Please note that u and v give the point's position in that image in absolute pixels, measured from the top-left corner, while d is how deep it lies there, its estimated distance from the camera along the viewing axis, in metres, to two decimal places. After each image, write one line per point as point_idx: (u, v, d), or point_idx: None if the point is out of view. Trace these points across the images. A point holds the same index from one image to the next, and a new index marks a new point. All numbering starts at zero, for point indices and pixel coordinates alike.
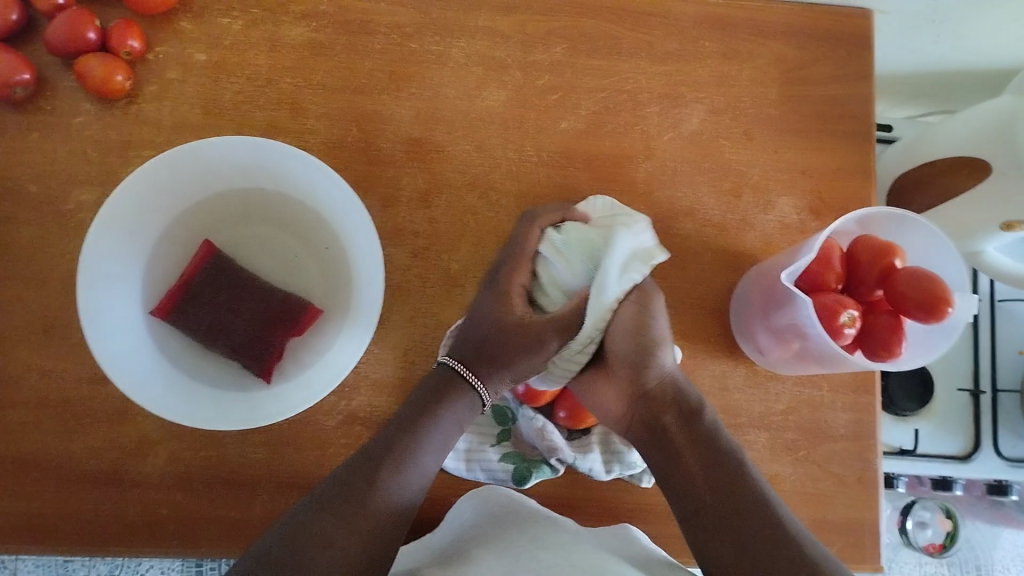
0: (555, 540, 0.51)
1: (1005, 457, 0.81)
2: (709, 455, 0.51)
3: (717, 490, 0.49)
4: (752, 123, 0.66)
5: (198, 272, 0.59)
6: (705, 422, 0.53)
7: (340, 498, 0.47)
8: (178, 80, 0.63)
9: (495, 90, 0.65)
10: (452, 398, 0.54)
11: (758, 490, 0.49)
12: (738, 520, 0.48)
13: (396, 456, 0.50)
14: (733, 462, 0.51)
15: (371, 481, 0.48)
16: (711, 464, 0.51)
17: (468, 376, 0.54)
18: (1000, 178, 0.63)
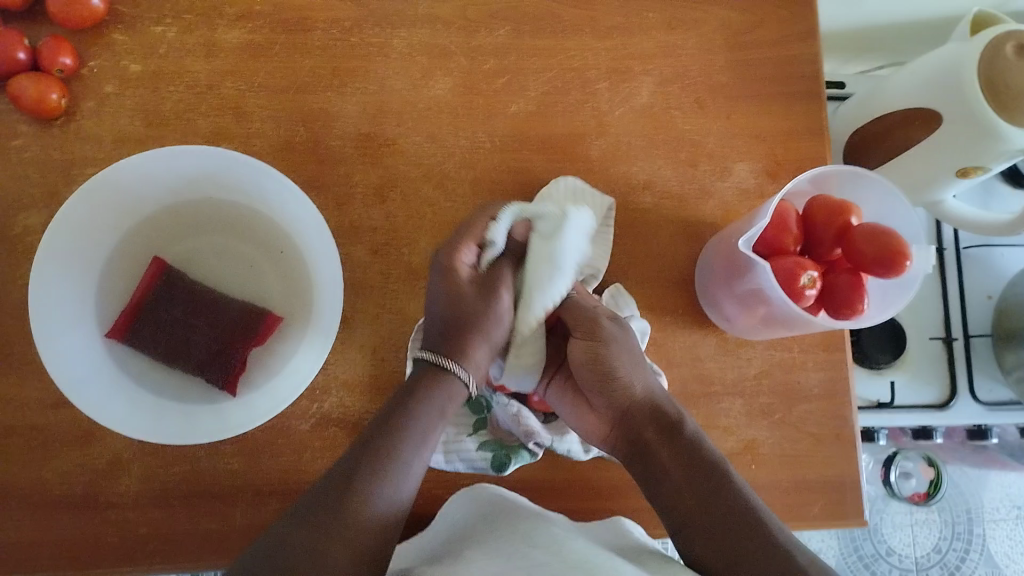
0: (545, 536, 0.49)
1: (982, 401, 0.82)
2: (695, 465, 0.52)
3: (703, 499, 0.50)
4: (702, 90, 0.66)
5: (151, 290, 0.58)
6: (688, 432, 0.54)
7: (349, 503, 0.45)
8: (117, 93, 0.62)
9: (441, 77, 0.64)
10: (435, 386, 0.52)
11: (742, 495, 0.50)
12: (728, 526, 0.49)
13: (398, 459, 0.48)
14: (719, 471, 0.52)
15: (377, 487, 0.46)
16: (697, 475, 0.52)
17: (445, 364, 0.53)
18: (951, 126, 0.63)
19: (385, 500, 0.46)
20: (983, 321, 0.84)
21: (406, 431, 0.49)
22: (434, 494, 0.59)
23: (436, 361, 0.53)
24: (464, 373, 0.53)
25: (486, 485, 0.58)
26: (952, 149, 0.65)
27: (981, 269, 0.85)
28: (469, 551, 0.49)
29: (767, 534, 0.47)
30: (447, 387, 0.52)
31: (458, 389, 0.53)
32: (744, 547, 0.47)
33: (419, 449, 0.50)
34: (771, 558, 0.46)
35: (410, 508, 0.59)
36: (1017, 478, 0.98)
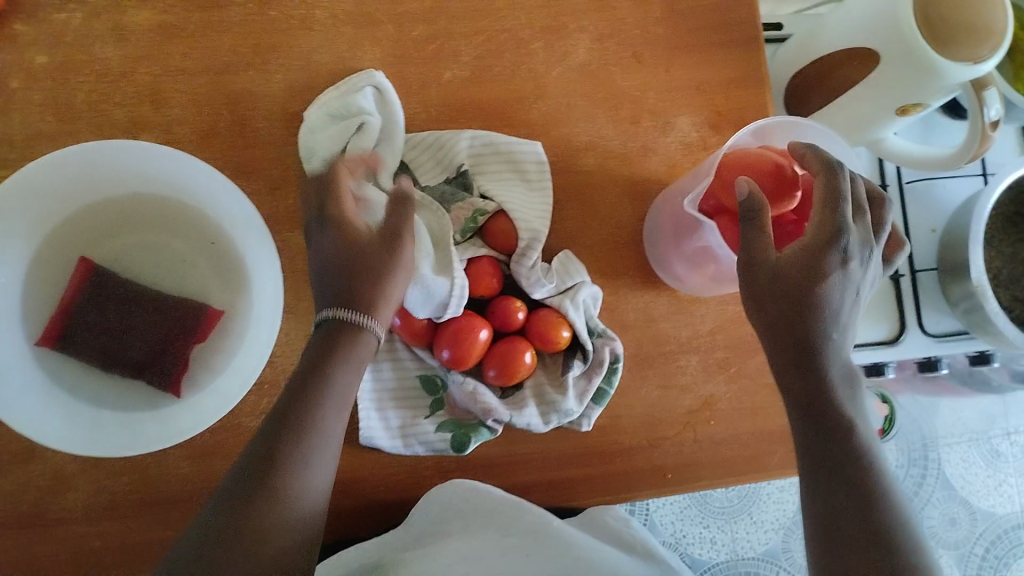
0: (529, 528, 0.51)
1: (930, 333, 0.84)
2: (841, 418, 0.43)
3: (835, 456, 0.42)
4: (639, 44, 0.64)
5: (79, 294, 0.55)
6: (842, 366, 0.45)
7: (239, 515, 0.40)
8: (23, 87, 0.58)
9: (369, 49, 0.62)
10: (346, 339, 0.47)
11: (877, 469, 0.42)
12: (846, 499, 0.41)
13: (300, 438, 0.43)
14: (852, 442, 0.43)
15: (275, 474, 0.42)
16: (835, 433, 0.43)
17: (358, 319, 0.48)
18: (889, 66, 0.63)
19: (289, 485, 0.42)
20: (930, 255, 0.85)
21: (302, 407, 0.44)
22: (397, 477, 0.58)
23: (340, 314, 0.48)
24: (364, 320, 0.48)
25: (454, 482, 0.56)
26: (891, 88, 0.65)
27: (925, 203, 0.86)
28: (451, 553, 0.49)
29: (883, 517, 0.40)
30: (346, 348, 0.47)
31: (366, 343, 0.48)
32: (854, 531, 0.40)
33: (324, 418, 0.45)
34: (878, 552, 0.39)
35: (373, 494, 0.58)
36: (968, 402, 1.01)
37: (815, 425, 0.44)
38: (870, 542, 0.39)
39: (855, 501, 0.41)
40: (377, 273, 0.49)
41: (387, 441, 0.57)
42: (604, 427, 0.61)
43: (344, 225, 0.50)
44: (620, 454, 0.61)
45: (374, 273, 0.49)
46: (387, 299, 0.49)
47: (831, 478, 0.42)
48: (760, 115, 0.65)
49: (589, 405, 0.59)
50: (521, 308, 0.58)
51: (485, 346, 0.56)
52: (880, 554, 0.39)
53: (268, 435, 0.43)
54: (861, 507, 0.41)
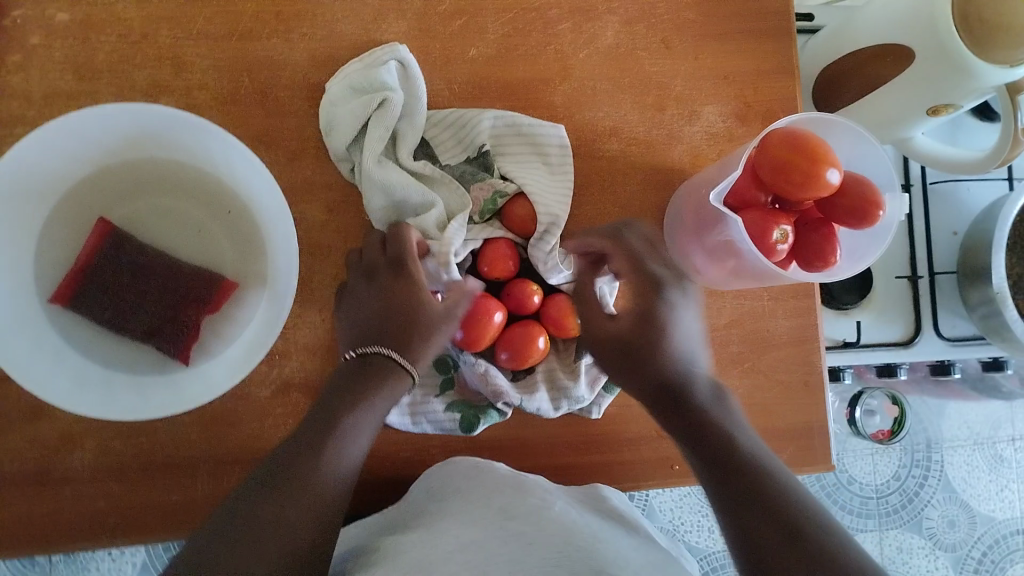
0: (522, 508, 0.48)
1: (945, 337, 0.82)
2: (723, 440, 0.45)
3: (730, 471, 0.43)
4: (668, 29, 0.63)
5: (96, 253, 0.54)
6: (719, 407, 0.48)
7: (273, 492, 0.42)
8: (43, 44, 0.57)
9: (393, 21, 0.60)
10: (383, 373, 0.51)
11: (766, 468, 0.43)
12: (753, 504, 0.40)
13: (340, 430, 0.47)
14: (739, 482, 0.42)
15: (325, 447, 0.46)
16: (727, 450, 0.44)
17: (399, 360, 0.52)
18: (924, 64, 0.61)
19: (337, 457, 0.46)
20: (949, 258, 0.84)
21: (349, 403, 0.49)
22: (403, 455, 0.58)
23: (379, 353, 0.52)
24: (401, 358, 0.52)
25: (457, 460, 0.56)
26: (922, 88, 0.63)
27: (948, 205, 0.84)
28: (442, 520, 0.48)
29: (785, 508, 0.39)
30: (387, 376, 0.51)
31: (405, 379, 0.52)
32: (764, 525, 0.39)
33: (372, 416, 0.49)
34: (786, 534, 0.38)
35: (379, 470, 0.58)
36: (976, 407, 1.01)
37: (703, 458, 0.45)
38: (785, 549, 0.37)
39: (754, 496, 0.41)
40: (412, 318, 0.53)
41: (396, 418, 0.57)
42: (613, 416, 0.60)
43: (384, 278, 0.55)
44: (627, 444, 0.60)
45: (410, 318, 0.53)
46: (428, 340, 0.53)
47: (727, 493, 0.42)
48: (787, 108, 0.64)
49: (599, 393, 0.59)
50: (536, 292, 0.58)
51: (498, 329, 0.56)
52: (792, 534, 0.38)
53: (315, 421, 0.48)
54: (760, 501, 0.40)
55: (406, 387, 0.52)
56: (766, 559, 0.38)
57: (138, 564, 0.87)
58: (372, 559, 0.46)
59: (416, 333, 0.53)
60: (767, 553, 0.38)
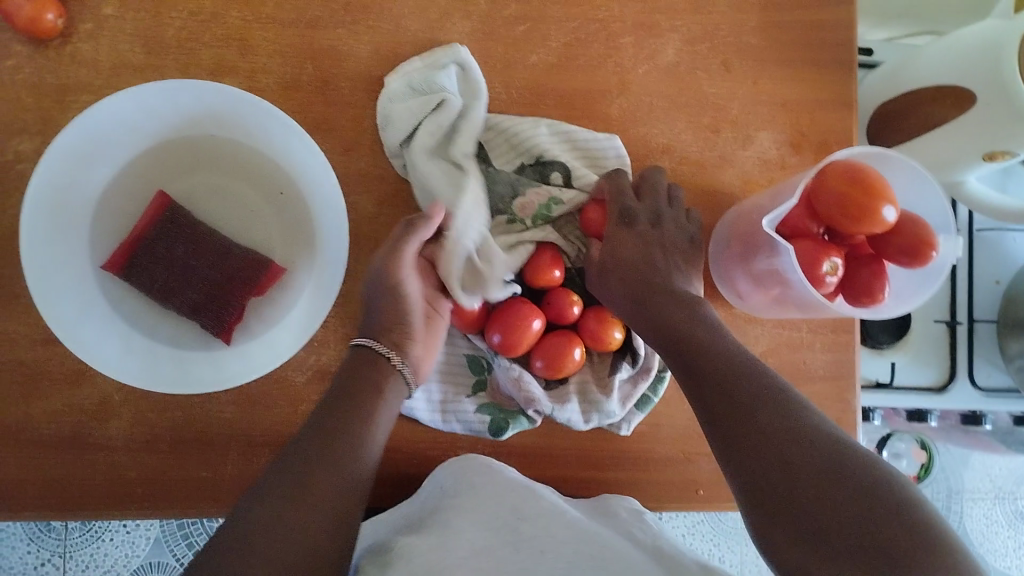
0: (532, 509, 0.49)
1: (979, 387, 0.81)
2: (739, 390, 0.42)
3: (747, 425, 0.40)
4: (730, 52, 0.63)
5: (151, 226, 0.55)
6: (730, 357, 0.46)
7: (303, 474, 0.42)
8: (116, 16, 0.58)
9: (458, 21, 0.61)
10: (375, 367, 0.52)
11: (752, 375, 0.43)
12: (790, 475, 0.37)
13: (358, 411, 0.48)
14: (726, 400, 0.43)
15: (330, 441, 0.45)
16: (737, 407, 0.41)
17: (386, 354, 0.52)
18: (985, 109, 0.60)
19: (354, 445, 0.45)
20: (990, 307, 0.83)
21: (351, 396, 0.48)
22: (430, 452, 0.58)
23: (364, 346, 0.53)
24: (383, 348, 0.52)
25: (472, 457, 0.56)
26: (982, 132, 0.63)
27: (994, 252, 0.83)
28: (452, 517, 0.49)
29: (761, 412, 0.40)
30: (376, 369, 0.51)
31: (388, 366, 0.52)
32: (819, 495, 0.36)
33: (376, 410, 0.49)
34: (845, 497, 0.35)
35: (405, 466, 0.58)
36: (1000, 459, 0.99)
37: (719, 420, 0.42)
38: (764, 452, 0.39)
39: (755, 427, 0.40)
40: (395, 311, 0.54)
41: (425, 415, 0.57)
42: (642, 433, 0.60)
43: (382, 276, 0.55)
44: (653, 462, 0.60)
45: (391, 307, 0.54)
46: (399, 333, 0.54)
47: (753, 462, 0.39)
48: (844, 141, 0.64)
49: (631, 410, 0.59)
50: (577, 301, 0.57)
51: (537, 335, 0.56)
52: (837, 475, 0.36)
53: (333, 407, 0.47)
54: (800, 459, 0.37)
55: (391, 373, 0.52)
56: (788, 495, 0.36)
57: (151, 539, 0.88)
58: (385, 553, 0.46)
59: (393, 325, 0.54)
60: (828, 525, 0.35)
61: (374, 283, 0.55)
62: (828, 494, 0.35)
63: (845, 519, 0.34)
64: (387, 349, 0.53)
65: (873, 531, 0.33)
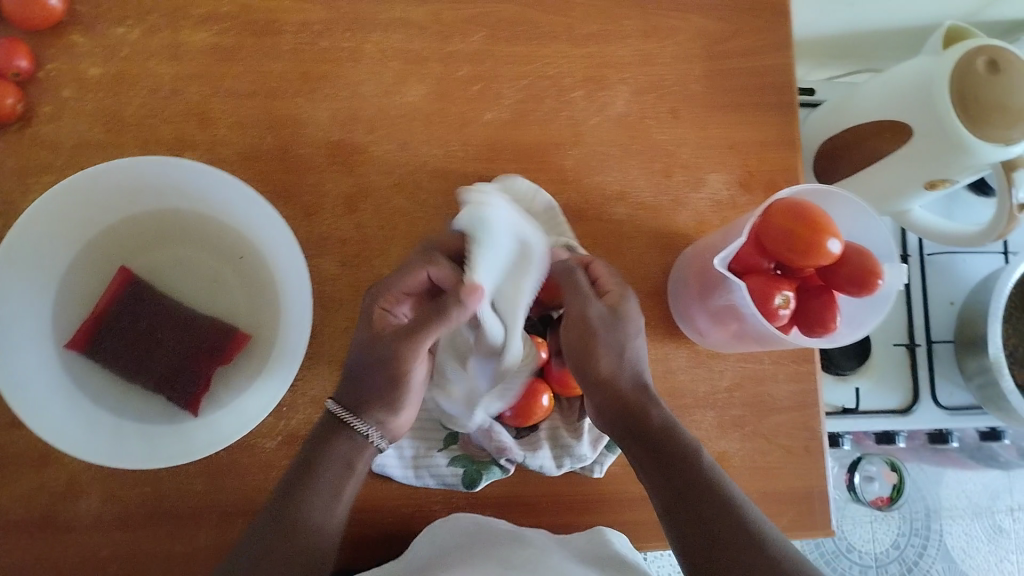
0: (520, 561, 0.49)
1: (944, 406, 0.83)
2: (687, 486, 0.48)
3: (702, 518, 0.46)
4: (676, 99, 0.65)
5: (114, 301, 0.56)
6: (703, 464, 0.49)
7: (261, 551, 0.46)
8: (75, 98, 0.59)
9: (413, 84, 0.63)
10: (342, 438, 0.51)
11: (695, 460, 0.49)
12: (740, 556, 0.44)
13: (321, 479, 0.50)
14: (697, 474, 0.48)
15: (292, 517, 0.47)
16: (695, 505, 0.47)
17: (356, 425, 0.52)
18: (922, 140, 0.63)
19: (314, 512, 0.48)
20: (946, 327, 0.85)
21: (320, 473, 0.50)
22: (404, 510, 0.59)
23: (340, 414, 0.52)
24: (363, 427, 0.52)
25: (455, 517, 0.56)
26: (921, 163, 0.65)
27: (945, 275, 0.86)
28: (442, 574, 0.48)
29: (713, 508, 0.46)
30: (352, 441, 0.52)
31: (365, 443, 0.52)
32: (718, 529, 0.45)
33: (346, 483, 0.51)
34: (745, 550, 0.44)
35: (381, 526, 0.58)
36: (974, 476, 1.00)
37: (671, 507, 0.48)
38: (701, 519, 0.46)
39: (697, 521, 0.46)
40: (392, 389, 0.52)
41: (399, 472, 0.58)
42: (615, 476, 0.61)
43: (373, 324, 0.53)
44: (628, 504, 0.60)
45: (396, 382, 0.52)
46: (384, 409, 0.53)
47: (693, 524, 0.46)
48: (789, 178, 0.66)
49: (601, 452, 0.60)
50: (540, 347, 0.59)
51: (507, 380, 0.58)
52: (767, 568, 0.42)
53: (295, 474, 0.50)
54: (713, 514, 0.46)
55: (365, 450, 0.52)
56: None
57: None
58: None
59: (390, 403, 0.53)
60: (722, 551, 0.44)
61: (381, 339, 0.52)
62: (723, 528, 0.45)
63: (736, 546, 0.44)
64: (366, 428, 0.52)
65: (740, 550, 0.44)
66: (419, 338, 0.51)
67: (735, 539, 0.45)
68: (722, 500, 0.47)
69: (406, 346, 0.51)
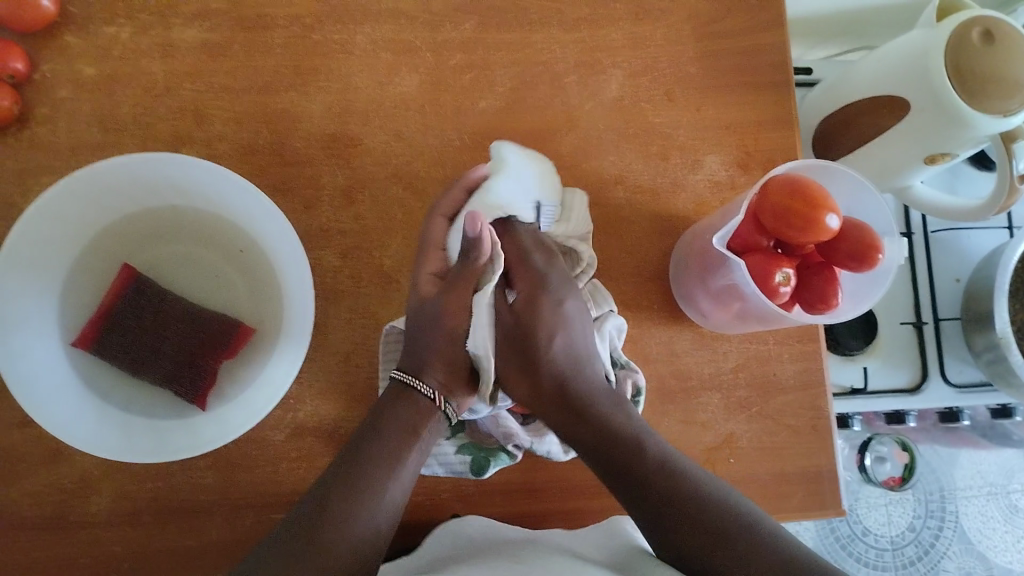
0: (531, 555, 0.49)
1: (953, 383, 0.83)
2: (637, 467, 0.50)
3: (659, 497, 0.49)
4: (671, 81, 0.65)
5: (118, 300, 0.57)
6: (653, 461, 0.50)
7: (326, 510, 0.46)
8: (71, 98, 0.60)
9: (407, 74, 0.63)
10: (406, 404, 0.52)
11: (632, 439, 0.52)
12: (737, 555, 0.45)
13: (389, 445, 0.50)
14: (641, 451, 0.51)
15: (348, 503, 0.47)
16: (644, 482, 0.50)
17: (416, 386, 0.52)
18: (919, 114, 0.62)
19: (380, 477, 0.49)
20: (953, 305, 0.85)
21: (386, 438, 0.50)
22: (413, 499, 0.59)
23: (405, 382, 0.53)
24: (427, 391, 0.52)
25: (467, 518, 0.57)
26: (920, 138, 0.65)
27: (950, 252, 0.85)
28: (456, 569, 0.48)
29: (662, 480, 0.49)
30: (416, 409, 0.52)
31: (429, 408, 0.52)
32: (678, 531, 0.47)
33: (403, 471, 0.50)
34: (718, 546, 0.46)
35: None
36: (988, 455, 0.99)
37: (627, 496, 0.50)
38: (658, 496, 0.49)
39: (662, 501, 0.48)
40: (444, 347, 0.53)
41: None
42: None
43: (416, 289, 0.56)
44: None
45: (440, 345, 0.53)
46: (446, 371, 0.53)
47: (656, 506, 0.49)
48: (789, 156, 0.66)
49: None
50: None
51: None
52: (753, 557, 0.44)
53: (355, 443, 0.50)
54: (665, 499, 0.49)
55: (432, 413, 0.52)
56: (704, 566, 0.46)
57: None
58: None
59: (444, 364, 0.53)
60: (692, 552, 0.46)
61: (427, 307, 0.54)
62: (682, 526, 0.47)
63: (706, 545, 0.46)
64: (430, 390, 0.52)
65: (714, 547, 0.46)
66: (462, 291, 0.53)
67: (697, 533, 0.46)
68: (684, 488, 0.49)
69: (450, 297, 0.53)
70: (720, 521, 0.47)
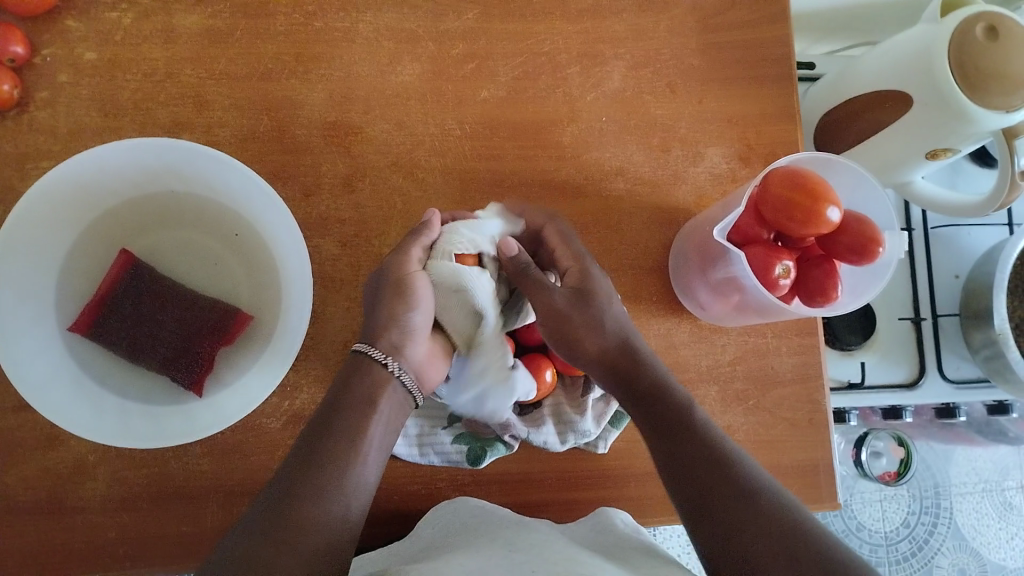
0: (526, 541, 0.47)
1: (950, 380, 0.83)
2: (685, 436, 0.48)
3: (699, 467, 0.46)
4: (673, 74, 0.65)
5: (116, 284, 0.56)
6: (698, 423, 0.49)
7: (292, 500, 0.42)
8: (71, 83, 0.59)
9: (409, 63, 0.63)
10: (367, 376, 0.49)
11: (687, 413, 0.49)
12: (766, 531, 0.41)
13: (354, 425, 0.47)
14: (692, 425, 0.48)
15: (314, 496, 0.43)
16: (692, 450, 0.47)
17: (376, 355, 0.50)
18: (922, 110, 0.62)
19: (347, 463, 0.45)
20: (951, 301, 0.85)
21: (347, 417, 0.47)
22: (410, 488, 0.58)
23: (361, 351, 0.50)
24: (379, 355, 0.50)
25: (463, 501, 0.57)
26: (922, 134, 0.64)
27: (950, 248, 0.86)
28: (448, 554, 0.47)
29: (713, 452, 0.47)
30: (372, 381, 0.49)
31: (384, 374, 0.49)
32: (703, 486, 0.45)
33: (367, 452, 0.47)
34: (741, 493, 0.44)
35: (387, 504, 0.58)
36: (983, 452, 0.99)
37: (670, 465, 0.47)
38: (701, 464, 0.46)
39: (705, 468, 0.46)
40: (393, 309, 0.51)
41: (405, 449, 0.58)
42: (619, 451, 0.61)
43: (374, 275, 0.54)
44: (632, 479, 0.60)
45: (388, 304, 0.51)
46: (394, 335, 0.51)
47: (695, 474, 0.46)
48: (789, 150, 0.66)
49: (606, 428, 0.60)
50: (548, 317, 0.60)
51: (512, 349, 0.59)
52: (786, 536, 0.40)
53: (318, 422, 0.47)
54: (706, 469, 0.46)
55: (389, 381, 0.50)
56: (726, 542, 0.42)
57: None
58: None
59: (397, 327, 0.51)
60: (715, 508, 0.44)
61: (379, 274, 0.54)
62: (713, 484, 0.45)
63: (730, 491, 0.44)
64: (382, 354, 0.50)
65: (735, 508, 0.43)
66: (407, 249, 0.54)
67: (726, 503, 0.44)
68: (716, 458, 0.46)
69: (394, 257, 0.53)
70: (760, 498, 0.43)
